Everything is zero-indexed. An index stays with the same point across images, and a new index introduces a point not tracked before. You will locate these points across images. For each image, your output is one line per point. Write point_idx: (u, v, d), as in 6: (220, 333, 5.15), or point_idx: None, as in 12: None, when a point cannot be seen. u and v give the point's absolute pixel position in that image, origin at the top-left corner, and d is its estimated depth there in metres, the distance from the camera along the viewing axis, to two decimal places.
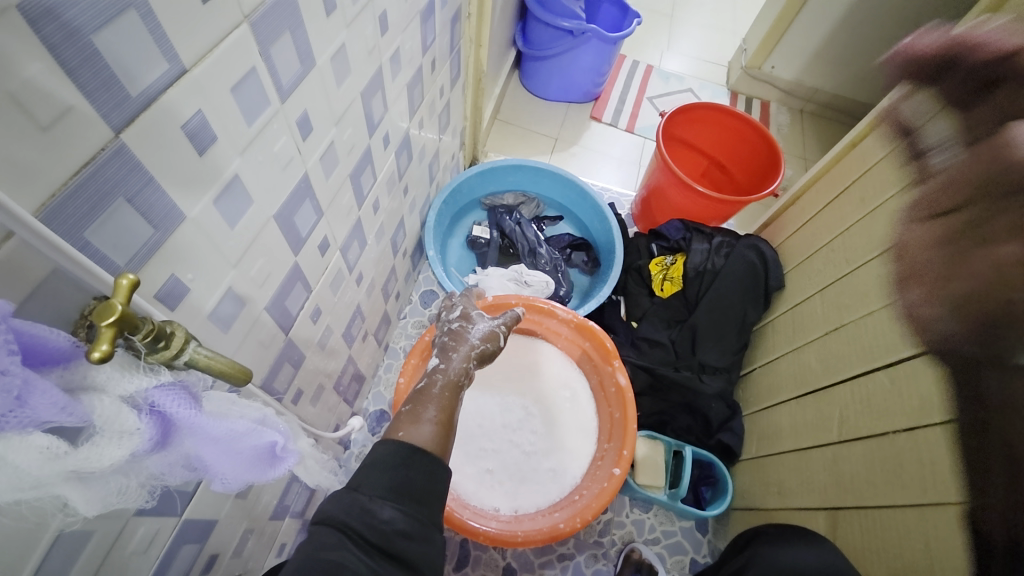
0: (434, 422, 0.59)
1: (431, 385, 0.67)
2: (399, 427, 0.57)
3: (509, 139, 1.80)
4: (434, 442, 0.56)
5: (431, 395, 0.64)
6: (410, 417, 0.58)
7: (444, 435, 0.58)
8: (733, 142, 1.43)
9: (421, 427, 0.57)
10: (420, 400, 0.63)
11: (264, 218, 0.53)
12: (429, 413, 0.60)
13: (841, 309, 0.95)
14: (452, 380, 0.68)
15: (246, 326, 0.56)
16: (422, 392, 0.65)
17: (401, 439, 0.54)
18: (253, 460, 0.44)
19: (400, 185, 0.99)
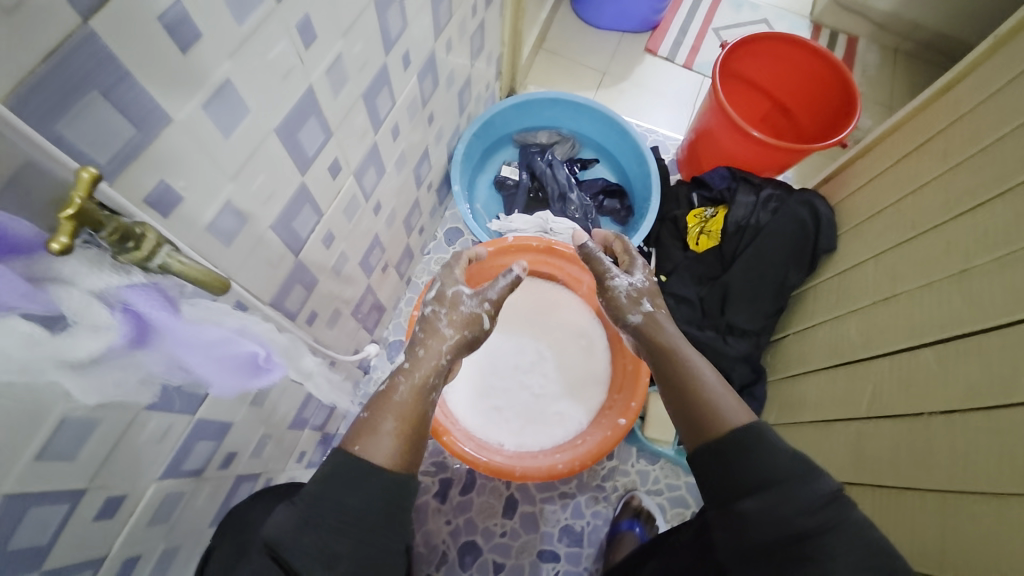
0: (392, 433, 0.67)
1: (393, 391, 0.73)
2: (355, 439, 0.65)
3: (552, 71, 1.67)
4: (390, 454, 0.64)
5: (392, 405, 0.71)
6: (366, 431, 0.66)
7: (401, 444, 0.66)
8: (803, 81, 1.26)
9: (378, 441, 0.65)
10: (379, 409, 0.70)
11: (263, 132, 0.52)
12: (386, 426, 0.68)
13: (896, 278, 0.85)
14: (418, 383, 0.75)
15: (250, 243, 0.56)
16: (384, 399, 0.72)
17: (356, 454, 0.63)
18: (236, 366, 0.50)
19: (423, 113, 0.94)
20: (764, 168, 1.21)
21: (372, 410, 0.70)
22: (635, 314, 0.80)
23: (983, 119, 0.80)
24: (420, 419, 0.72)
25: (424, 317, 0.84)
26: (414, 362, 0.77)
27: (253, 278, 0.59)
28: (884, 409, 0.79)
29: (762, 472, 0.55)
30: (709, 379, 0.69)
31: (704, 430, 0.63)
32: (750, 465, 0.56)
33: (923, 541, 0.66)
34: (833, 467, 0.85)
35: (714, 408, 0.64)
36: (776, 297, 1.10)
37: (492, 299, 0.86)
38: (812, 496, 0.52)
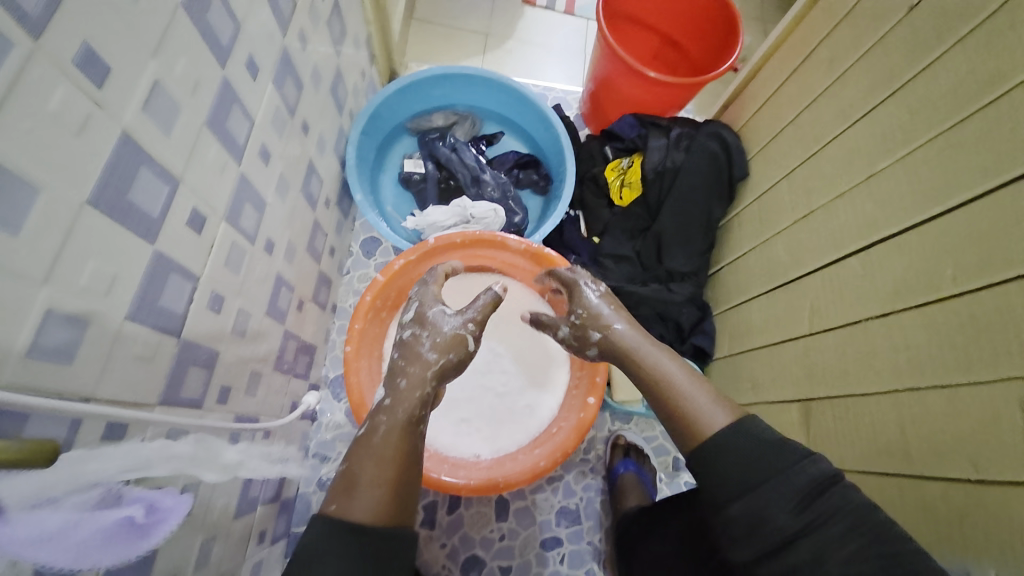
0: (378, 483, 0.57)
1: (374, 432, 0.62)
2: (334, 497, 0.56)
3: (431, 41, 1.54)
4: (374, 509, 0.55)
5: (374, 446, 0.60)
6: (346, 484, 0.57)
7: (388, 498, 0.56)
8: (684, 11, 1.24)
9: (360, 496, 0.56)
10: (358, 455, 0.59)
11: (73, 208, 0.39)
12: (367, 475, 0.57)
13: (810, 194, 0.88)
14: (401, 420, 0.64)
15: (104, 348, 0.44)
16: (363, 442, 0.61)
17: (332, 517, 0.54)
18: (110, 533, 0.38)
19: (295, 123, 0.81)
20: (666, 108, 1.20)
21: (350, 458, 0.60)
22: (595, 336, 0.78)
23: (859, 23, 0.82)
24: (409, 461, 0.61)
25: (400, 341, 0.75)
26: (393, 398, 0.66)
27: (124, 384, 0.47)
28: (824, 323, 0.82)
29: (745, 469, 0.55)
30: (675, 376, 0.68)
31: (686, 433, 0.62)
32: (731, 467, 0.56)
33: (886, 437, 0.69)
34: (789, 386, 0.89)
35: (684, 412, 0.63)
36: (705, 234, 1.12)
37: (476, 317, 0.77)
38: (795, 485, 0.53)
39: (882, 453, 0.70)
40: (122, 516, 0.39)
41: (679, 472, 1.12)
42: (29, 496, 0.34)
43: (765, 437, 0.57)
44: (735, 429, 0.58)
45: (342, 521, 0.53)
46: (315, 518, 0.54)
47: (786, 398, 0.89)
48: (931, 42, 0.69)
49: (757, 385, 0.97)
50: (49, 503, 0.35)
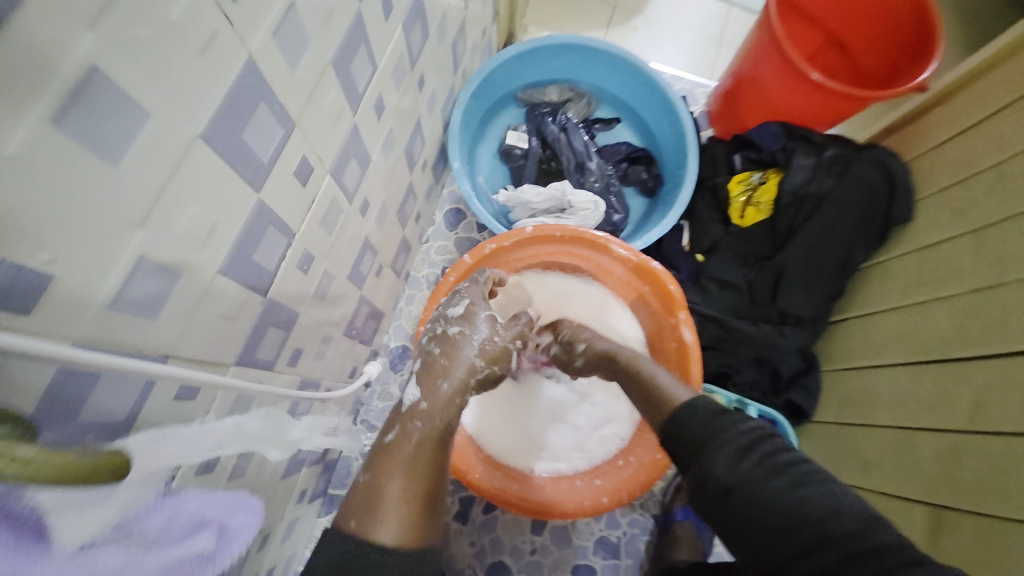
0: (407, 500, 0.53)
1: (405, 440, 0.56)
2: (354, 512, 0.51)
3: (555, 6, 1.41)
4: (402, 525, 0.51)
5: (400, 457, 0.55)
6: (368, 501, 0.51)
7: (418, 515, 0.52)
8: (868, 8, 1.04)
9: (390, 512, 0.51)
10: (384, 466, 0.54)
11: (181, 142, 0.33)
12: (395, 490, 0.53)
13: (1009, 262, 0.70)
14: (437, 429, 0.58)
15: (191, 303, 0.39)
16: (390, 449, 0.56)
17: (361, 539, 0.49)
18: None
19: (413, 76, 0.73)
20: (820, 120, 1.03)
21: (373, 467, 0.55)
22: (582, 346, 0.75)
23: None
24: (435, 483, 0.56)
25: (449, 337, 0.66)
26: (429, 401, 0.60)
27: (204, 343, 0.42)
28: (996, 426, 0.66)
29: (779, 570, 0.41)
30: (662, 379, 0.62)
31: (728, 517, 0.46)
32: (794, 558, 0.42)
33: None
34: (921, 484, 0.74)
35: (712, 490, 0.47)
36: (836, 278, 0.95)
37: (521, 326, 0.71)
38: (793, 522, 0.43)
39: None
40: (188, 549, 0.30)
41: None
42: (77, 501, 0.26)
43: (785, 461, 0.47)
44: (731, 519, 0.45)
45: (365, 539, 0.49)
46: (334, 531, 0.50)
47: (912, 495, 0.74)
48: None
49: (868, 467, 0.83)
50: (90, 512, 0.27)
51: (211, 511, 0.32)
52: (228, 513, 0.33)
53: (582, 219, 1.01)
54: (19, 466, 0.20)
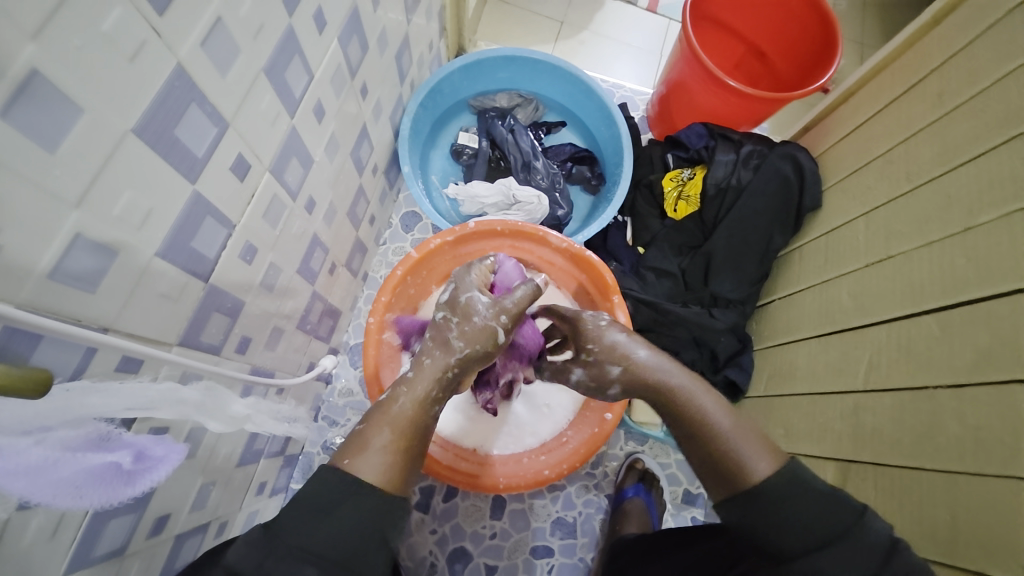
0: (389, 448, 0.55)
1: (393, 402, 0.59)
2: (347, 452, 0.54)
3: (505, 23, 1.50)
4: (384, 469, 0.53)
5: (392, 414, 0.58)
6: (360, 443, 0.55)
7: (397, 463, 0.54)
8: (778, 19, 1.15)
9: (374, 453, 0.54)
10: (375, 420, 0.57)
11: (115, 135, 0.39)
12: (380, 440, 0.55)
13: (890, 238, 0.79)
14: (421, 396, 0.60)
15: (131, 279, 0.44)
16: (385, 409, 0.59)
17: (346, 471, 0.51)
18: (104, 479, 0.37)
19: (354, 85, 0.80)
20: (741, 121, 1.13)
21: (369, 419, 0.58)
22: (598, 353, 0.69)
23: (978, 57, 0.73)
24: (420, 437, 0.59)
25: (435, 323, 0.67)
26: (418, 372, 0.62)
27: (144, 319, 0.47)
28: (881, 382, 0.73)
29: (815, 525, 0.49)
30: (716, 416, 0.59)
31: (730, 477, 0.54)
32: (800, 516, 0.49)
33: (935, 523, 0.62)
34: (830, 443, 0.80)
35: (731, 450, 0.56)
36: (760, 263, 1.04)
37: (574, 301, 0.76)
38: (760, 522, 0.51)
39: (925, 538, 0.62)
40: (106, 459, 0.37)
41: (687, 506, 1.06)
42: (22, 423, 0.32)
43: (819, 490, 0.50)
44: (788, 471, 0.52)
45: (354, 477, 0.51)
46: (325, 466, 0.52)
47: (823, 454, 0.81)
48: None
49: (790, 432, 0.90)
50: (37, 433, 0.33)
51: (129, 439, 0.40)
52: (150, 443, 0.42)
53: (528, 212, 1.09)
54: None
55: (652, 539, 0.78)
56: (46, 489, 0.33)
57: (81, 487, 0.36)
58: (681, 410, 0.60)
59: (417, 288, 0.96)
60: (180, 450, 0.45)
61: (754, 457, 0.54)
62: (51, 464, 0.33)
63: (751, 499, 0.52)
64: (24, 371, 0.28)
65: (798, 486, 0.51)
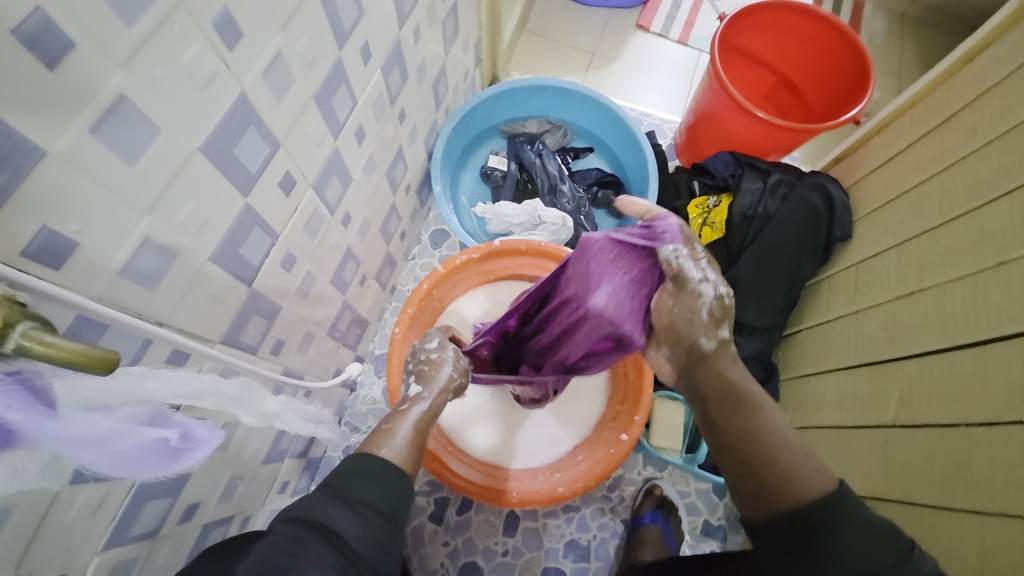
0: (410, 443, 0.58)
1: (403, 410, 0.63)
2: (377, 443, 0.56)
3: (538, 54, 1.57)
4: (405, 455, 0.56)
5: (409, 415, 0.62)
6: (382, 434, 0.58)
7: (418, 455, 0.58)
8: (810, 53, 1.16)
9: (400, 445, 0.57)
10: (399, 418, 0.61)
11: (184, 151, 0.44)
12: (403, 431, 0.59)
13: (922, 270, 0.77)
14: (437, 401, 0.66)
15: (186, 279, 0.49)
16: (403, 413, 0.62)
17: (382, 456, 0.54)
18: (151, 455, 0.40)
19: (393, 110, 0.86)
20: (770, 150, 1.13)
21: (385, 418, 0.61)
22: (708, 340, 0.59)
23: (1017, 88, 0.72)
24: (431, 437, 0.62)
25: (425, 359, 0.72)
26: (427, 387, 0.67)
27: (194, 317, 0.52)
28: (912, 419, 0.71)
29: (861, 558, 0.48)
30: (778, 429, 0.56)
31: (788, 492, 0.52)
32: (846, 548, 0.49)
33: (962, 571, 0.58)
34: (858, 480, 0.77)
35: (789, 466, 0.53)
36: (787, 291, 1.02)
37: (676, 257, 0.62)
38: (804, 550, 0.50)
39: None
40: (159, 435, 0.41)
41: (706, 538, 1.03)
42: (87, 399, 0.36)
43: (872, 522, 0.50)
44: (844, 500, 0.51)
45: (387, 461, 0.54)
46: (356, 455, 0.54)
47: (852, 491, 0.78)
48: None
49: None
50: (102, 409, 0.37)
51: (179, 420, 0.44)
52: (195, 425, 0.45)
53: (552, 233, 1.12)
54: (44, 344, 0.30)
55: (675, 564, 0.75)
56: (103, 458, 0.37)
57: (133, 461, 0.39)
58: (741, 416, 0.57)
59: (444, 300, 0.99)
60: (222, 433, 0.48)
61: (813, 478, 0.53)
62: (113, 436, 0.37)
63: (806, 516, 0.51)
64: (98, 351, 0.32)
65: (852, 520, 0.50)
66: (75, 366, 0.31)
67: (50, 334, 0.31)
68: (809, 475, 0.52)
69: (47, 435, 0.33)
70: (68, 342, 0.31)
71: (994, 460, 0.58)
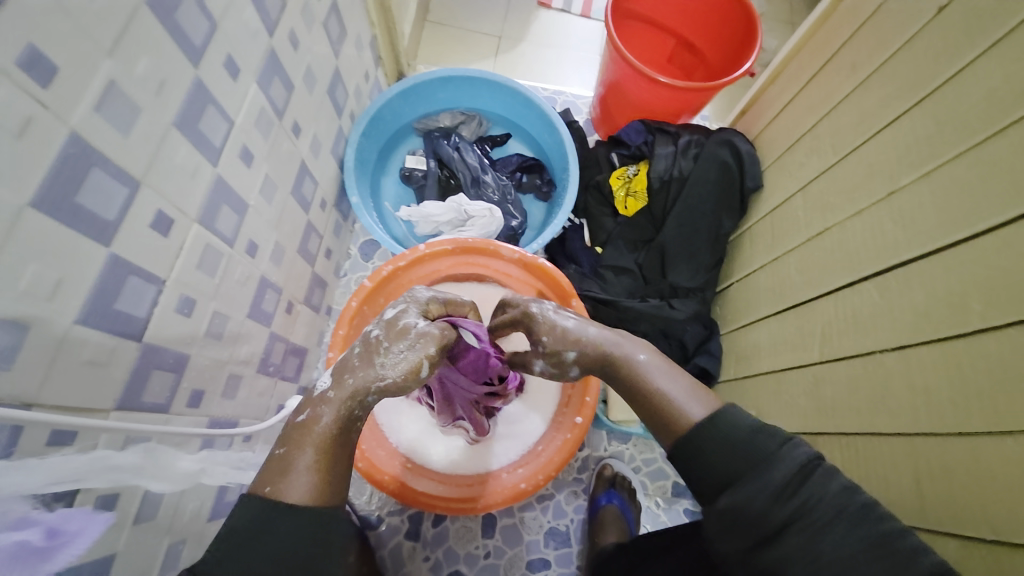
0: (311, 467, 0.52)
1: (316, 422, 0.55)
2: (268, 479, 0.52)
3: (444, 44, 1.53)
4: (306, 491, 0.51)
5: (315, 434, 0.55)
6: (280, 466, 0.52)
7: (323, 483, 0.52)
8: (702, 9, 1.18)
9: (296, 476, 0.51)
10: (297, 441, 0.54)
11: (10, 212, 0.39)
12: (304, 460, 0.53)
13: (825, 210, 0.81)
14: (341, 416, 0.56)
15: (48, 351, 0.44)
16: (303, 427, 0.55)
17: (269, 499, 0.50)
18: (27, 556, 0.38)
19: (285, 124, 0.80)
20: (679, 112, 1.15)
21: (286, 441, 0.55)
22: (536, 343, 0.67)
23: (884, 25, 0.76)
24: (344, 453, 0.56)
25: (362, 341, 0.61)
26: (339, 390, 0.57)
27: (72, 389, 0.47)
28: (834, 351, 0.75)
29: (732, 466, 0.49)
30: (657, 373, 0.58)
31: (663, 424, 0.55)
32: (719, 463, 0.49)
33: (901, 488, 0.62)
34: (798, 417, 0.81)
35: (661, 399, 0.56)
36: (713, 248, 1.05)
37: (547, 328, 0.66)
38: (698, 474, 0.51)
39: (896, 504, 0.63)
40: (26, 536, 0.39)
41: (677, 498, 1.06)
42: None
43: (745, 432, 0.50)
44: (713, 418, 0.52)
45: (276, 502, 0.49)
46: (243, 498, 0.50)
47: (794, 430, 0.82)
48: (952, 56, 0.63)
49: (763, 413, 0.89)
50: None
51: (44, 517, 0.41)
52: (60, 520, 0.43)
53: (481, 226, 1.10)
54: None
55: (631, 550, 0.77)
56: None
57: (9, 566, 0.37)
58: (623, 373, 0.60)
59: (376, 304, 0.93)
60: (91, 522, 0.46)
61: (686, 406, 0.54)
62: None
63: (683, 444, 0.52)
64: None
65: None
66: None
67: None
68: (678, 405, 0.55)
69: None
70: None
71: (910, 377, 0.62)
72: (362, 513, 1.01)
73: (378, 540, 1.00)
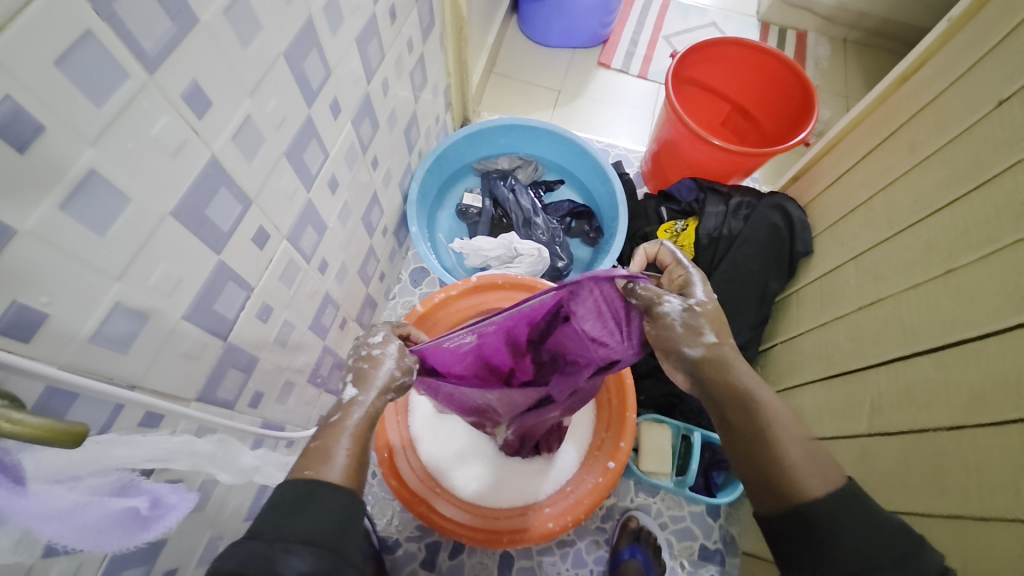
0: (347, 453, 0.52)
1: (346, 420, 0.55)
2: (309, 463, 0.51)
3: (507, 94, 1.64)
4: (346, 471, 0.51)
5: (347, 425, 0.55)
6: (321, 451, 0.52)
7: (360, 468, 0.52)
8: (758, 80, 1.24)
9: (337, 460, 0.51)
10: (330, 433, 0.54)
11: (154, 218, 0.45)
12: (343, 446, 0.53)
13: (879, 281, 0.81)
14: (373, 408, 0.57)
15: (158, 340, 0.49)
16: (337, 426, 0.54)
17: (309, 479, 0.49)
18: (121, 523, 0.40)
19: (366, 157, 0.89)
20: (730, 173, 1.19)
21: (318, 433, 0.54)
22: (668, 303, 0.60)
23: (945, 110, 0.78)
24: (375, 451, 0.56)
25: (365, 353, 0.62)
26: (365, 392, 0.58)
27: (167, 376, 0.52)
28: (884, 426, 0.73)
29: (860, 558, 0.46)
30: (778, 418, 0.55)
31: (780, 488, 0.52)
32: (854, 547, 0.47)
33: None
34: None
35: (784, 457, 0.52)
36: (758, 308, 1.06)
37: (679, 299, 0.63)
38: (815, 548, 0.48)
39: None
40: (126, 504, 0.40)
41: (704, 563, 1.02)
42: (55, 471, 0.37)
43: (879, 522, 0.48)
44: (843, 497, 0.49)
45: (317, 481, 0.49)
46: (284, 481, 0.49)
47: None
48: (1014, 143, 0.64)
49: None
50: (69, 480, 0.38)
51: (148, 487, 0.43)
52: (163, 492, 0.44)
53: (529, 264, 1.14)
54: (11, 422, 0.31)
55: None
56: (69, 531, 0.36)
57: (102, 532, 0.38)
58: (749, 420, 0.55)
59: (431, 324, 0.98)
60: (196, 496, 0.47)
61: (807, 475, 0.51)
62: (76, 509, 0.37)
63: (811, 520, 0.49)
64: (66, 424, 0.33)
65: (850, 517, 0.48)
66: (44, 442, 0.32)
67: (16, 412, 0.32)
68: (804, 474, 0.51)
69: (14, 511, 0.34)
70: (35, 418, 0.32)
71: (964, 458, 0.60)
72: (382, 535, 1.01)
73: (394, 565, 1.00)
